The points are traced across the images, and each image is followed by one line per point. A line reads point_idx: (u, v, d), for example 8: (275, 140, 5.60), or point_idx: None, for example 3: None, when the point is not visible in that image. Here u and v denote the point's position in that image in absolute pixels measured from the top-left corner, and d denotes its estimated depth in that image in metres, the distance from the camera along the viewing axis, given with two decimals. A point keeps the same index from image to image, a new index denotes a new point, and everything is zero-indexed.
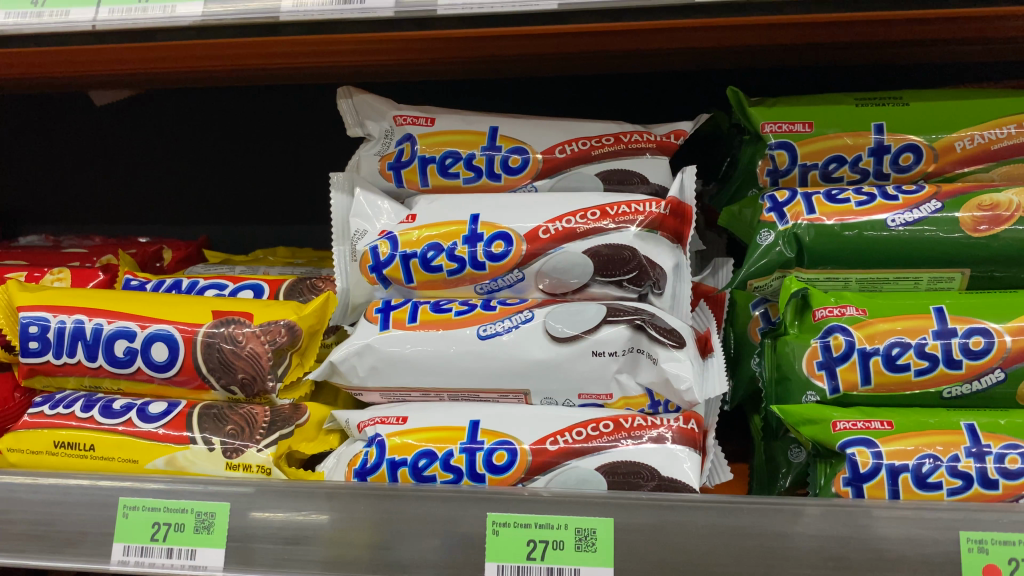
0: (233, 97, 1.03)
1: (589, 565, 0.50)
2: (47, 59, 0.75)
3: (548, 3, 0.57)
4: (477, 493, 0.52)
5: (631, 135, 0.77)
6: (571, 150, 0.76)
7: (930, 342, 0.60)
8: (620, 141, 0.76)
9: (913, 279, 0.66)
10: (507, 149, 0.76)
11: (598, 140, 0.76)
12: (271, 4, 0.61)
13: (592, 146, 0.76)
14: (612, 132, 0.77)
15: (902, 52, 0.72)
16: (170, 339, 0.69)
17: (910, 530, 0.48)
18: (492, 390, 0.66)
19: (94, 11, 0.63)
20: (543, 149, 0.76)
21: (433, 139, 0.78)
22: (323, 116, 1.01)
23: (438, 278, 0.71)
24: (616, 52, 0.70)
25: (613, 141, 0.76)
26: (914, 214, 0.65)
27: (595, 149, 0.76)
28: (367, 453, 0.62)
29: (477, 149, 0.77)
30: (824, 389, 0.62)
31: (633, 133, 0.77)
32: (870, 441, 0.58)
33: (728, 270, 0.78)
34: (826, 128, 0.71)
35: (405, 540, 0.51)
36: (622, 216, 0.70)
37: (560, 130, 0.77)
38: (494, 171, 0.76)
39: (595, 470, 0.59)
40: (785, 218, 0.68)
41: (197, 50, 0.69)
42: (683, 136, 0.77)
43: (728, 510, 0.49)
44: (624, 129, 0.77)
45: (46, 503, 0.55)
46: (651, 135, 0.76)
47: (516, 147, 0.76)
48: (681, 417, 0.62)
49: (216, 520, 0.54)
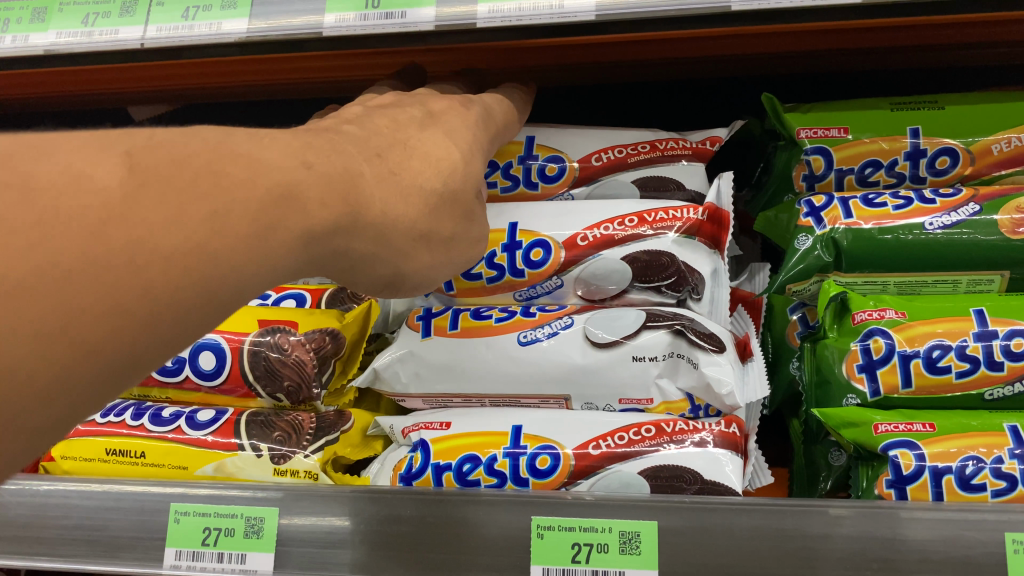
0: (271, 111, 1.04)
1: (634, 568, 0.50)
2: (95, 77, 0.77)
3: (586, 14, 0.57)
4: (523, 497, 0.52)
5: (667, 142, 0.77)
6: (607, 159, 0.77)
7: (971, 345, 0.61)
8: (656, 148, 0.77)
9: (951, 282, 0.67)
10: (543, 157, 0.77)
11: (633, 148, 0.77)
12: (315, 20, 0.62)
13: (628, 154, 0.77)
14: (648, 139, 0.78)
15: (937, 56, 0.72)
16: (217, 348, 0.71)
17: (953, 531, 0.48)
18: (533, 395, 0.67)
19: (143, 30, 0.64)
20: (579, 158, 0.77)
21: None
22: None
23: (477, 285, 0.73)
24: (650, 60, 0.71)
25: (648, 148, 0.77)
26: (952, 216, 0.66)
27: (631, 156, 0.77)
28: (412, 458, 0.63)
29: (515, 159, 0.77)
30: (864, 392, 0.63)
31: (669, 140, 0.77)
32: (912, 443, 0.58)
33: (764, 275, 0.78)
34: (861, 133, 0.71)
35: (453, 539, 0.52)
36: (660, 223, 0.71)
37: (595, 139, 0.78)
38: (531, 180, 0.77)
39: (637, 475, 0.60)
40: (823, 223, 0.69)
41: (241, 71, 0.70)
42: (718, 142, 0.77)
43: (771, 513, 0.49)
44: (659, 136, 0.78)
45: (99, 508, 0.57)
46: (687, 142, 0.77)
47: (552, 156, 0.77)
48: (723, 421, 0.63)
49: (265, 524, 0.55)
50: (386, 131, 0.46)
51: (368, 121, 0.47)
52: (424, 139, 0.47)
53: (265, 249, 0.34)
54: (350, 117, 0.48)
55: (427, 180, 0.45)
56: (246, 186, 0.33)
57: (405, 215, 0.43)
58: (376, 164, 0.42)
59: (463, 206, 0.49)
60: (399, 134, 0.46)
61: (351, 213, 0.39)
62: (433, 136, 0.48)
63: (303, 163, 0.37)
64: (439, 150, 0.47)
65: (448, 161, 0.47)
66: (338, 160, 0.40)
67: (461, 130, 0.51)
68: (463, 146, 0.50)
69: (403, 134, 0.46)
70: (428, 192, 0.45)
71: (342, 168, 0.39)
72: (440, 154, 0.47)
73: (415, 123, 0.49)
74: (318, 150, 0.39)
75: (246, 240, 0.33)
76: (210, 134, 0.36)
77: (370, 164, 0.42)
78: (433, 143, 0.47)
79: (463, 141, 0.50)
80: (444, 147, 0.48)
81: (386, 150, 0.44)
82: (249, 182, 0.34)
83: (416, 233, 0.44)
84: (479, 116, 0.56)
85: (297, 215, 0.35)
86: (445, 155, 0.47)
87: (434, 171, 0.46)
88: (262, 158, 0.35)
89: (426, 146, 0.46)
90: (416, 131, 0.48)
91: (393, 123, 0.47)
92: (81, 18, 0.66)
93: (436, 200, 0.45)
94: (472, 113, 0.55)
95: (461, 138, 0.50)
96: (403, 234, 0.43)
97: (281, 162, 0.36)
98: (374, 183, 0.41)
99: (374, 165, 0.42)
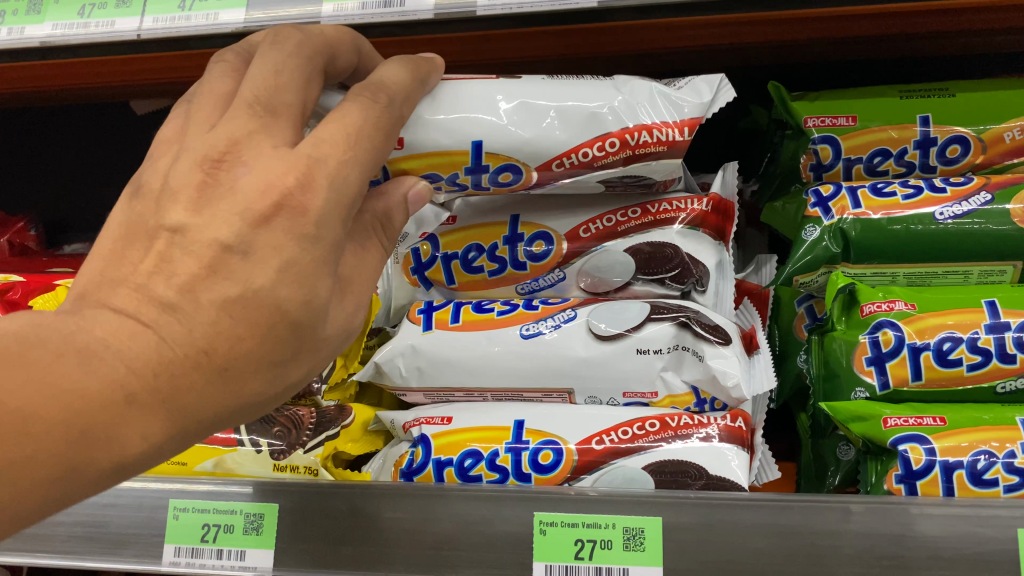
0: None
1: (639, 565, 0.49)
2: (87, 70, 0.75)
3: (588, 2, 0.55)
4: (525, 492, 0.51)
5: (638, 134, 0.60)
6: (571, 164, 0.61)
7: (982, 337, 0.60)
8: (627, 144, 0.60)
9: (962, 272, 0.66)
10: (496, 166, 0.60)
11: (602, 146, 0.60)
12: (311, 9, 0.60)
13: (595, 157, 0.61)
14: (614, 129, 0.60)
15: (947, 42, 0.70)
16: None
17: (964, 527, 0.46)
18: (536, 389, 0.66)
19: (139, 20, 0.63)
20: (538, 163, 0.60)
21: (412, 163, 0.58)
22: None
23: (480, 278, 0.73)
24: (655, 51, 0.69)
25: (616, 148, 0.60)
26: (963, 206, 0.64)
27: (599, 159, 0.61)
28: (412, 454, 0.63)
29: (462, 170, 0.60)
30: (873, 385, 0.62)
31: (641, 129, 0.60)
32: (922, 438, 0.57)
33: (770, 267, 0.77)
34: (869, 121, 0.70)
35: (451, 536, 0.51)
36: (663, 214, 0.69)
37: (556, 131, 0.59)
38: (483, 184, 0.62)
39: (641, 470, 0.59)
40: (830, 213, 0.68)
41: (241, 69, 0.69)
42: (695, 124, 0.61)
43: (779, 509, 0.48)
44: (629, 121, 0.60)
45: (97, 505, 0.56)
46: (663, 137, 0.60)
47: (507, 164, 0.60)
48: (728, 416, 0.62)
49: (264, 521, 0.54)
50: (206, 296, 0.36)
51: (182, 262, 0.36)
52: (251, 294, 0.36)
53: (77, 480, 0.35)
54: (167, 249, 0.37)
55: (261, 357, 0.37)
56: (60, 424, 0.34)
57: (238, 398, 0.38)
58: (202, 369, 0.36)
59: (320, 337, 0.40)
60: (217, 295, 0.36)
61: (173, 432, 0.37)
62: (263, 287, 0.36)
63: (124, 395, 0.35)
64: (269, 306, 0.37)
65: (290, 307, 0.37)
66: (162, 372, 0.36)
67: (306, 233, 0.37)
68: (312, 268, 0.38)
69: (224, 292, 0.36)
70: (265, 367, 0.38)
71: (169, 385, 0.36)
72: (273, 304, 0.37)
73: (234, 269, 0.36)
74: (138, 369, 0.35)
75: (47, 476, 0.34)
76: (47, 326, 0.35)
77: (198, 371, 0.36)
78: (263, 290, 0.36)
79: (305, 271, 0.38)
80: (276, 301, 0.37)
81: (212, 338, 0.36)
82: (59, 421, 0.34)
83: (269, 400, 0.40)
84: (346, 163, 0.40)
85: (109, 450, 0.35)
86: (280, 314, 0.37)
87: (266, 342, 0.37)
88: (83, 389, 0.34)
89: (256, 313, 0.36)
90: (242, 280, 0.36)
91: (209, 276, 0.36)
92: (77, 10, 0.66)
93: (281, 366, 0.39)
94: (328, 183, 0.38)
95: (303, 267, 0.37)
96: (255, 410, 0.40)
97: (103, 388, 0.34)
98: (193, 393, 0.36)
99: (201, 368, 0.36)
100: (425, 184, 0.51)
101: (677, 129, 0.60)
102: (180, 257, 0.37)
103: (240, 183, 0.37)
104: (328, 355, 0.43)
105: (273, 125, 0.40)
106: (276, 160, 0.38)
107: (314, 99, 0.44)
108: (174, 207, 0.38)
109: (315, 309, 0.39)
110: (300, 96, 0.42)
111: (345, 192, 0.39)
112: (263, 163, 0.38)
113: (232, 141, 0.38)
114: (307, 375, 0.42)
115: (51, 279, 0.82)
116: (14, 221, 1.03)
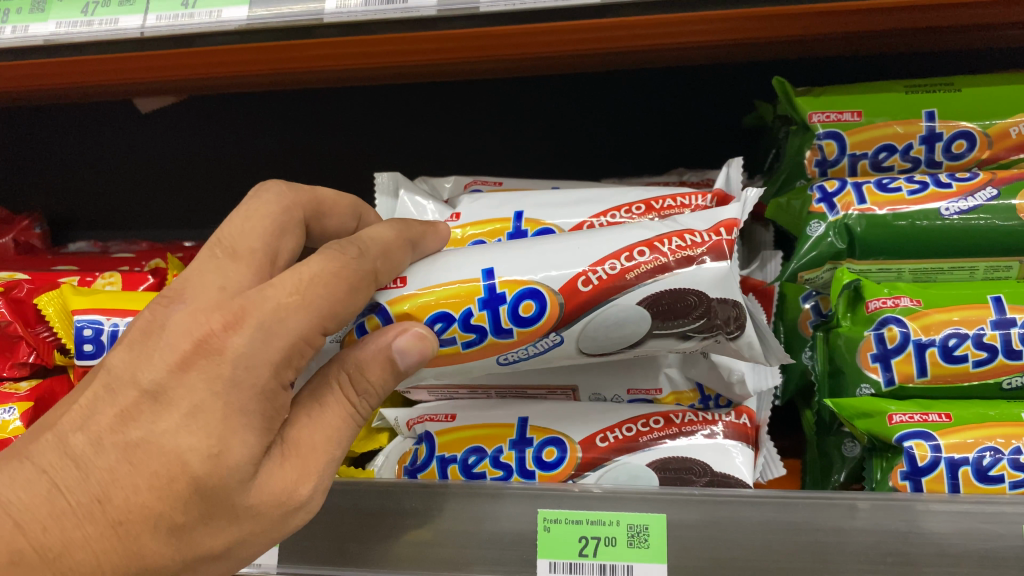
0: (262, 102, 1.01)
1: (642, 561, 0.49)
2: (79, 69, 0.74)
3: None
4: (529, 490, 0.51)
5: (670, 241, 0.56)
6: (599, 278, 0.54)
7: (988, 333, 0.59)
8: (657, 252, 0.55)
9: (968, 268, 0.66)
10: (512, 294, 0.54)
11: (631, 256, 0.55)
12: (315, 6, 0.60)
13: (625, 266, 0.54)
14: (642, 239, 0.56)
15: (953, 37, 0.70)
16: None
17: (970, 524, 0.46)
18: (540, 386, 0.65)
19: (143, 18, 0.63)
20: (562, 283, 0.54)
21: (417, 304, 0.54)
22: (353, 125, 0.99)
23: None
24: (661, 50, 0.68)
25: (647, 255, 0.55)
26: (969, 202, 0.64)
27: (631, 270, 0.54)
28: (417, 451, 0.64)
29: (476, 303, 0.54)
30: (878, 381, 0.62)
31: (670, 237, 0.56)
32: (928, 434, 0.57)
33: (776, 263, 0.76)
34: (875, 116, 0.70)
35: (455, 535, 0.51)
36: (668, 210, 0.65)
37: (574, 253, 0.55)
38: (502, 326, 0.54)
39: (646, 466, 0.58)
40: (836, 209, 0.68)
41: (248, 67, 0.69)
42: (734, 226, 0.56)
43: (784, 506, 0.48)
44: (659, 233, 0.56)
45: None
46: (696, 241, 0.55)
47: (526, 289, 0.54)
48: (733, 412, 0.62)
49: None
50: (110, 443, 0.39)
51: (99, 414, 0.40)
52: (152, 440, 0.39)
53: None
54: (90, 404, 0.41)
55: (161, 514, 0.38)
56: None
57: (142, 557, 0.39)
58: (97, 520, 0.38)
59: (238, 509, 0.41)
60: (122, 441, 0.39)
61: None
62: (165, 433, 0.39)
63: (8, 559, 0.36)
64: (169, 454, 0.39)
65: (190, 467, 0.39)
66: (52, 529, 0.37)
67: (216, 390, 0.40)
68: (218, 427, 0.39)
69: (128, 438, 0.39)
70: (166, 528, 0.39)
71: (58, 539, 0.37)
72: (171, 455, 0.39)
73: (145, 413, 0.40)
74: (26, 523, 0.37)
75: None
76: None
77: (92, 522, 0.38)
78: (163, 438, 0.39)
79: (214, 422, 0.39)
80: (177, 450, 0.39)
81: (106, 487, 0.38)
82: None
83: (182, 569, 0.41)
84: (292, 310, 0.42)
85: None
86: (180, 466, 0.39)
87: (167, 502, 0.39)
88: None
89: (153, 460, 0.39)
90: (147, 426, 0.39)
91: (119, 420, 0.40)
92: (81, 7, 0.66)
93: (187, 529, 0.40)
94: (255, 330, 0.41)
95: (212, 415, 0.39)
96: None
97: None
98: (84, 551, 0.37)
99: (96, 519, 0.38)
100: (412, 334, 0.48)
101: (711, 232, 0.56)
102: (99, 404, 0.40)
103: (170, 325, 0.42)
104: (262, 529, 0.43)
105: (228, 266, 0.45)
106: (208, 307, 0.42)
107: (287, 249, 0.49)
108: (118, 351, 0.43)
109: (225, 467, 0.40)
110: (266, 241, 0.47)
111: (279, 333, 0.41)
112: (199, 305, 0.42)
113: (179, 287, 0.44)
114: (233, 545, 0.42)
115: (57, 278, 0.83)
116: (19, 218, 1.04)
